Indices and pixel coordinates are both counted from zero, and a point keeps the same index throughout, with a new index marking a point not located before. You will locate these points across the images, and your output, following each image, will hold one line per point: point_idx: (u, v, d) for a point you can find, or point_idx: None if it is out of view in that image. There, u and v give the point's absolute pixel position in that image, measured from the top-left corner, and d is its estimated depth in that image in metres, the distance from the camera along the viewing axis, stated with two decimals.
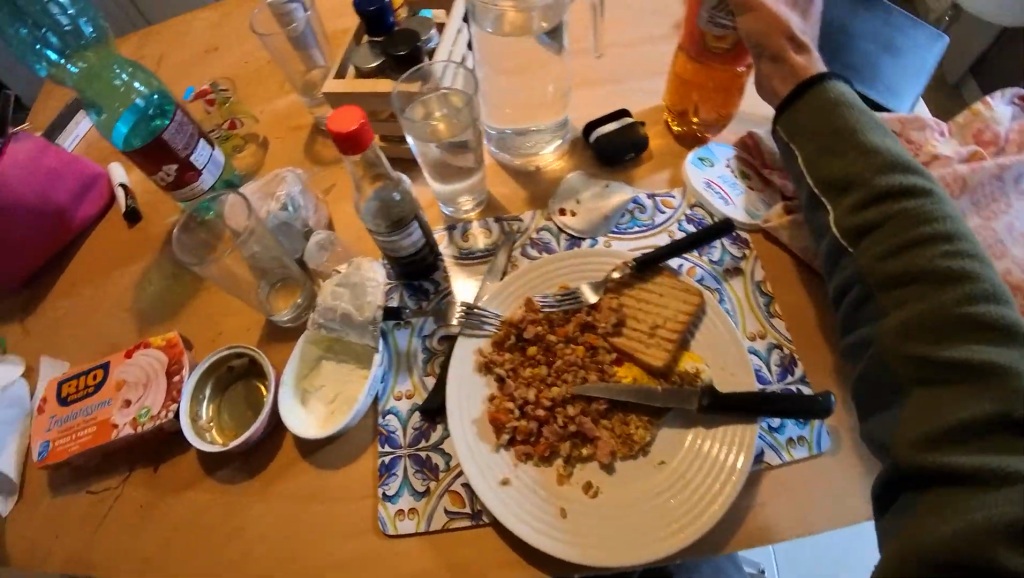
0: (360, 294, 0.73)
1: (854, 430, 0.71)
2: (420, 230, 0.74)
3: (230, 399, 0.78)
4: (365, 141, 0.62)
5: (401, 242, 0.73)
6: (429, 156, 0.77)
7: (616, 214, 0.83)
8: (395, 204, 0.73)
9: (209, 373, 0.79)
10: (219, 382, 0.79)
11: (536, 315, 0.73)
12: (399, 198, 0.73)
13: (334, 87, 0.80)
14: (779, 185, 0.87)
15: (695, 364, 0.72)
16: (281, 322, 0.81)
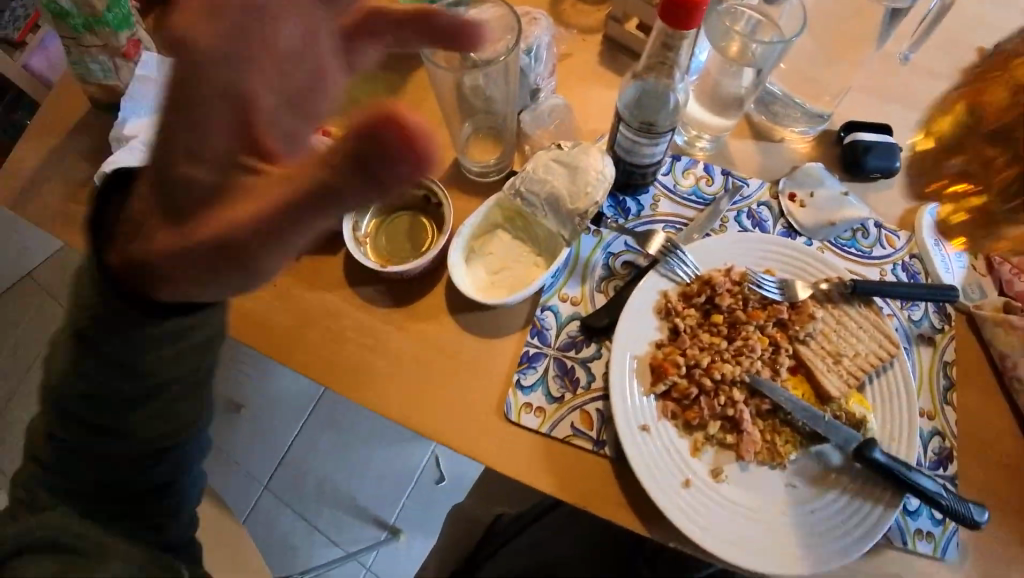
0: (579, 178, 0.67)
1: (980, 547, 0.68)
2: (666, 145, 0.67)
3: (393, 223, 0.75)
4: (692, 22, 0.56)
5: (643, 145, 0.66)
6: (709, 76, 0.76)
7: (842, 226, 0.78)
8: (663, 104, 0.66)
9: None
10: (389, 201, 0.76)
11: (736, 286, 0.69)
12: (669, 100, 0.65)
13: None
14: (1006, 279, 0.80)
15: (863, 410, 0.67)
16: (469, 169, 0.76)
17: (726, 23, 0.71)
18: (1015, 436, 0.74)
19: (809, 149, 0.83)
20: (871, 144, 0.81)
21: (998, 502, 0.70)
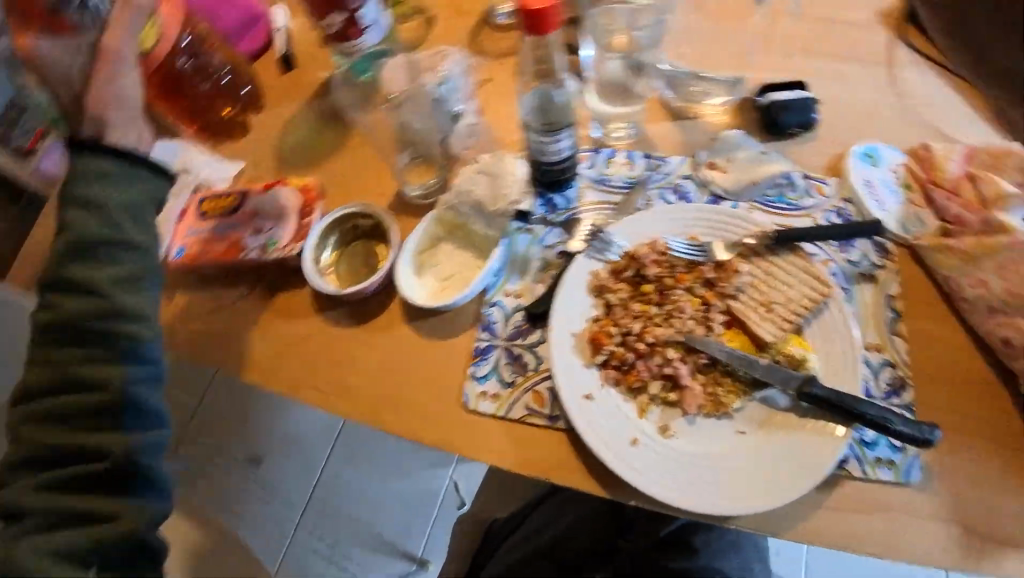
0: (499, 183, 0.76)
1: (948, 474, 0.69)
2: (570, 139, 0.75)
3: (352, 251, 0.85)
4: (545, 29, 0.64)
5: (549, 145, 0.74)
6: (602, 73, 0.85)
7: (766, 184, 0.80)
8: (556, 105, 0.74)
9: (336, 225, 0.85)
10: (346, 233, 0.85)
11: (660, 255, 0.74)
12: (561, 99, 0.74)
13: None
14: (941, 205, 0.81)
15: (803, 351, 0.70)
16: (410, 193, 0.85)
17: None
18: (977, 360, 0.74)
19: (728, 116, 0.85)
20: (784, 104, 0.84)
21: (970, 421, 0.71)
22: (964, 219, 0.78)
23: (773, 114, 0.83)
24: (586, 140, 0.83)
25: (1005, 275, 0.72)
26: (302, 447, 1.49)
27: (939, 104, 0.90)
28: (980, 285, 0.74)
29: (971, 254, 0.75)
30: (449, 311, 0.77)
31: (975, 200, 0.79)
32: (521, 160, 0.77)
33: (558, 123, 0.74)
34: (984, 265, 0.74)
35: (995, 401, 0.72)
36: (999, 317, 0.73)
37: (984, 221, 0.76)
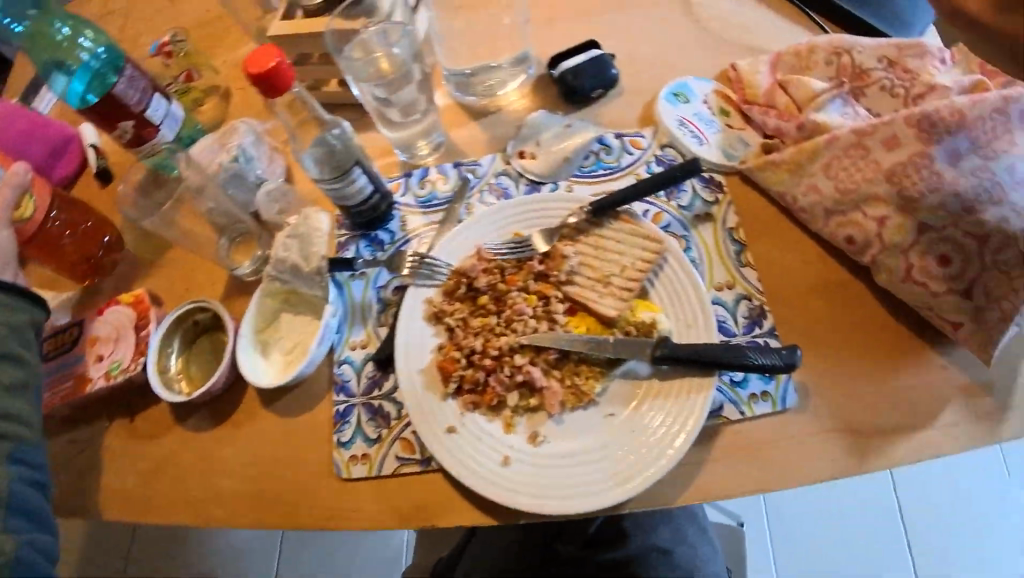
0: (307, 245, 0.74)
1: (821, 386, 0.70)
2: (365, 176, 0.75)
3: (200, 349, 0.81)
4: (281, 89, 0.66)
5: (346, 189, 0.74)
6: (377, 105, 0.80)
7: (579, 156, 0.80)
8: (337, 150, 0.74)
9: (176, 327, 0.81)
10: (187, 332, 0.81)
11: (487, 263, 0.72)
12: (337, 142, 0.74)
13: (280, 28, 0.81)
14: (759, 121, 0.80)
15: (652, 314, 0.69)
16: (242, 274, 0.83)
17: (359, 55, 0.77)
18: (829, 264, 0.74)
19: (526, 99, 0.85)
20: (574, 69, 0.83)
21: (831, 332, 0.72)
22: (782, 129, 0.77)
23: (569, 82, 0.83)
24: (396, 168, 0.84)
25: (834, 174, 0.71)
26: (251, 554, 1.49)
27: (742, 21, 0.90)
28: (812, 191, 0.72)
29: (797, 163, 0.73)
30: (305, 381, 0.75)
31: (788, 106, 0.78)
32: (322, 214, 0.77)
33: (344, 167, 0.73)
34: (813, 169, 0.72)
35: (852, 302, 0.72)
36: (839, 218, 0.71)
37: (800, 126, 0.75)
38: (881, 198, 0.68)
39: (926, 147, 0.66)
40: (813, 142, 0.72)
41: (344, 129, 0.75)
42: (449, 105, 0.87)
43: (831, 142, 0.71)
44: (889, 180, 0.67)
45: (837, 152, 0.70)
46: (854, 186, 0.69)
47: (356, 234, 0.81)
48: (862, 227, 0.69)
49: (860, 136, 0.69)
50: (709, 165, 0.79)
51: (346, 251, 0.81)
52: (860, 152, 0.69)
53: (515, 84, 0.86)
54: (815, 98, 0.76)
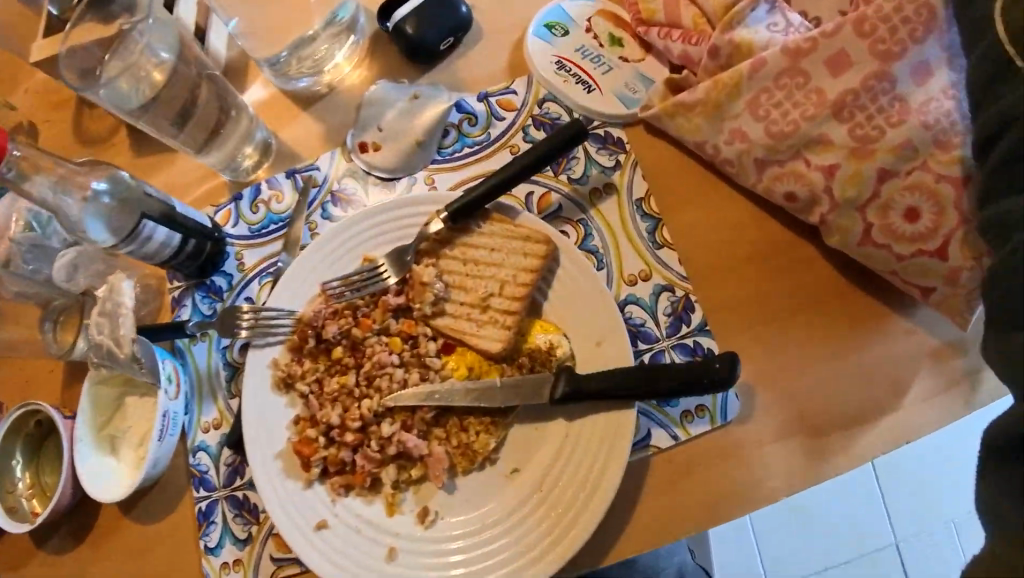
0: (115, 326, 0.60)
1: (772, 382, 0.56)
2: (162, 228, 0.59)
3: (51, 453, 0.68)
4: None
5: (146, 249, 0.58)
6: (173, 129, 0.61)
7: (435, 135, 0.63)
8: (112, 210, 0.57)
9: (12, 435, 0.66)
10: (30, 436, 0.67)
11: (335, 305, 0.57)
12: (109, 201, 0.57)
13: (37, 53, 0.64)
14: (661, 47, 0.61)
15: (547, 337, 0.54)
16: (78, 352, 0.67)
17: (123, 79, 0.58)
18: (763, 225, 0.59)
19: (362, 69, 0.69)
20: (413, 16, 0.64)
21: (773, 311, 0.58)
22: (691, 56, 0.59)
23: (410, 35, 0.64)
24: (224, 191, 0.69)
25: (761, 113, 0.54)
26: None
27: None
28: (737, 138, 0.55)
29: (715, 103, 0.55)
30: (163, 477, 0.62)
31: (696, 22, 0.59)
32: (126, 280, 0.61)
33: (123, 229, 0.57)
34: (735, 110, 0.55)
35: (795, 268, 0.58)
36: (774, 169, 0.54)
37: (714, 51, 0.56)
38: (828, 140, 0.52)
39: (884, 65, 0.50)
40: (733, 72, 0.54)
41: (109, 182, 0.57)
42: (272, 96, 0.71)
43: (757, 69, 0.53)
44: (837, 116, 0.51)
45: (769, 79, 0.53)
46: (790, 128, 0.53)
47: (192, 283, 0.67)
48: (805, 181, 0.53)
49: (791, 57, 0.52)
50: (604, 118, 0.62)
51: (182, 307, 0.67)
52: (795, 78, 0.52)
53: (344, 53, 0.69)
54: (730, 10, 0.56)
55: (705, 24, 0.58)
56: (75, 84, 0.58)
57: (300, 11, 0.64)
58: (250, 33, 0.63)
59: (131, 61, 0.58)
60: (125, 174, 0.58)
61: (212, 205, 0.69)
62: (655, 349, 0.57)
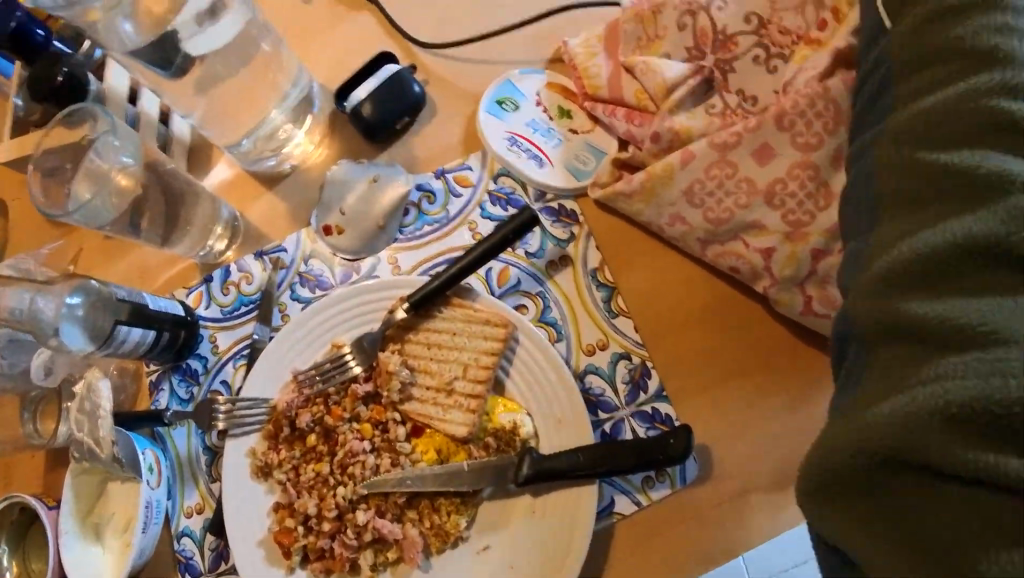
0: (93, 426, 0.62)
1: (729, 444, 0.59)
2: (138, 327, 0.61)
3: (38, 540, 0.68)
4: None
5: (123, 350, 0.61)
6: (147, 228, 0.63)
7: (396, 215, 0.64)
8: (85, 319, 0.59)
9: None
10: (16, 525, 0.68)
11: (307, 395, 0.59)
12: (83, 312, 0.59)
13: (3, 153, 0.67)
14: (606, 122, 0.64)
15: (511, 416, 0.56)
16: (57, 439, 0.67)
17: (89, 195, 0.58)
18: (710, 288, 0.63)
19: (325, 147, 0.69)
20: (369, 98, 0.64)
21: (724, 373, 0.61)
22: (635, 136, 0.62)
23: (365, 117, 0.64)
24: (196, 273, 0.70)
25: (697, 201, 0.59)
26: None
27: None
28: (677, 222, 0.61)
29: (658, 184, 0.60)
30: (150, 562, 0.64)
31: (638, 98, 0.63)
32: (103, 379, 0.64)
33: (98, 333, 0.59)
34: (670, 198, 0.60)
35: (744, 330, 0.61)
36: (716, 247, 0.60)
37: (655, 136, 0.60)
38: (762, 226, 0.58)
39: (805, 158, 0.57)
40: (664, 163, 0.59)
41: (81, 293, 0.59)
42: (238, 175, 0.70)
43: (686, 162, 0.59)
44: (769, 202, 0.58)
45: (700, 171, 0.59)
46: (726, 216, 0.59)
47: (168, 368, 0.68)
48: (744, 259, 0.59)
49: (719, 150, 0.58)
50: (557, 191, 0.64)
51: (160, 391, 0.68)
52: (724, 168, 0.58)
53: (304, 131, 0.69)
54: (670, 92, 0.61)
55: (647, 100, 0.63)
56: (44, 207, 0.58)
57: (254, 99, 0.62)
58: (213, 126, 0.63)
59: (100, 175, 0.59)
60: (93, 281, 0.60)
61: (183, 286, 0.70)
62: (616, 418, 0.60)
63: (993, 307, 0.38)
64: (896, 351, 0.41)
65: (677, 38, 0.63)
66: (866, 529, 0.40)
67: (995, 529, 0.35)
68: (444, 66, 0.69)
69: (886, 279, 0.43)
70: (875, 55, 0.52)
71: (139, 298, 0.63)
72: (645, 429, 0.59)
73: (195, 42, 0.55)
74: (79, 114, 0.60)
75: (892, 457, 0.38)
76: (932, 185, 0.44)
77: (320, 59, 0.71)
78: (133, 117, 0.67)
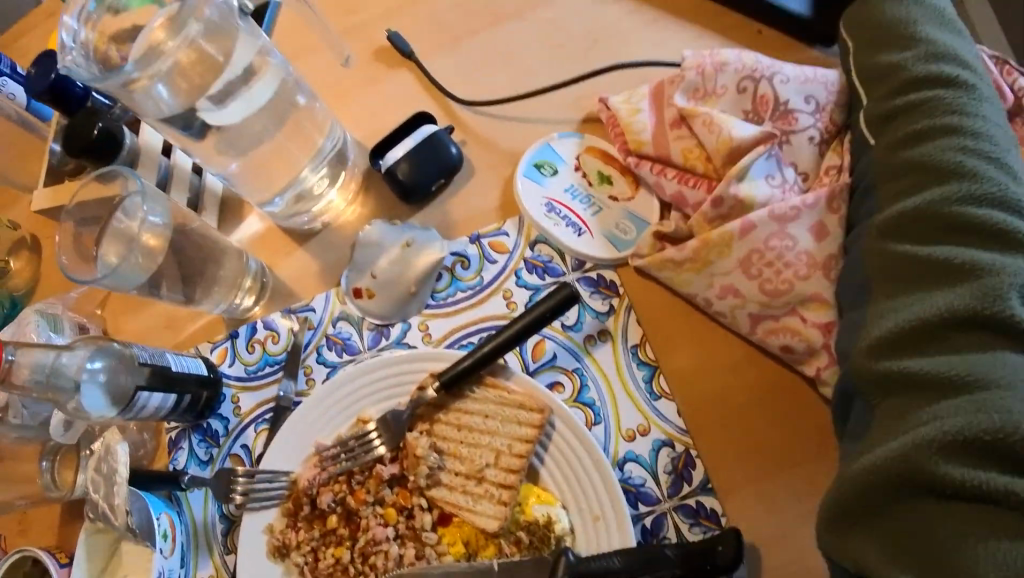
0: (109, 489, 0.60)
1: (786, 549, 0.53)
2: (157, 393, 0.59)
3: None
4: None
5: (142, 416, 0.59)
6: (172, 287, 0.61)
7: (428, 280, 0.62)
8: (105, 384, 0.57)
9: None
10: (28, 577, 0.65)
11: (330, 473, 0.56)
12: (103, 377, 0.57)
13: (40, 204, 0.67)
14: (653, 181, 0.61)
15: (546, 510, 0.52)
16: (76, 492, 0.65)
17: (115, 258, 0.57)
18: (763, 372, 0.58)
19: (358, 203, 0.67)
20: (406, 158, 0.62)
21: (777, 466, 0.55)
22: (686, 197, 0.59)
23: (402, 180, 0.62)
24: (221, 327, 0.68)
25: (751, 272, 0.55)
26: None
27: (629, 48, 0.69)
28: (727, 294, 0.57)
29: (711, 257, 0.56)
30: None
31: (688, 154, 0.60)
32: (121, 442, 0.62)
33: (118, 396, 0.57)
34: (725, 266, 0.56)
35: (800, 421, 0.56)
36: (768, 322, 0.56)
37: (717, 202, 0.56)
38: (821, 299, 0.54)
39: None
40: (723, 230, 0.56)
41: (102, 356, 0.58)
42: (269, 229, 0.69)
43: (746, 232, 0.55)
44: (828, 277, 0.54)
45: (759, 241, 0.55)
46: (783, 288, 0.54)
47: (188, 427, 0.66)
48: (800, 336, 0.55)
49: (778, 222, 0.55)
50: (597, 261, 0.61)
51: (179, 450, 0.66)
52: (782, 240, 0.55)
53: (338, 188, 0.67)
54: (736, 154, 0.57)
55: (696, 158, 0.59)
56: (73, 274, 0.56)
57: (287, 158, 0.61)
58: (244, 184, 0.61)
59: (128, 235, 0.58)
60: (115, 345, 0.58)
61: (208, 340, 0.68)
62: (657, 512, 0.55)
63: (979, 360, 0.41)
64: (894, 400, 0.43)
65: (733, 100, 0.61)
66: (882, 557, 0.40)
67: (991, 533, 0.36)
68: (485, 124, 0.67)
69: (885, 344, 0.44)
70: (862, 162, 0.54)
71: (161, 358, 0.61)
72: (689, 526, 0.54)
73: (213, 113, 0.54)
74: (110, 174, 0.59)
75: (916, 488, 0.39)
76: (923, 279, 0.45)
77: (358, 113, 0.70)
78: (167, 170, 0.66)
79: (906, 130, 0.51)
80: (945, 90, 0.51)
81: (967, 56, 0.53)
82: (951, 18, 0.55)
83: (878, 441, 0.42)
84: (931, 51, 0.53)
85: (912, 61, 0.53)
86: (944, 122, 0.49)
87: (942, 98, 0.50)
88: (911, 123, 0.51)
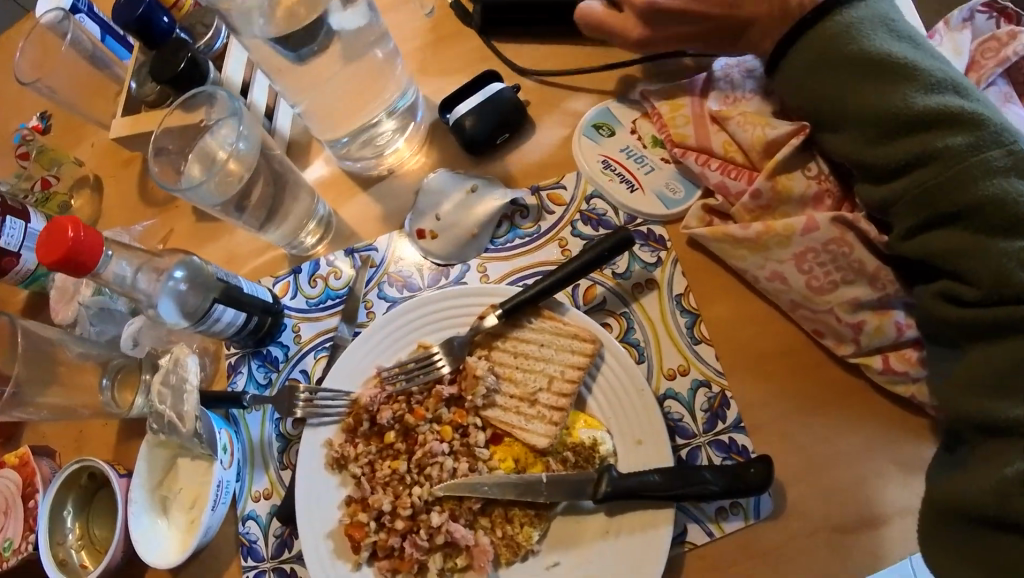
0: (179, 402, 0.64)
1: (809, 491, 0.58)
2: (229, 309, 0.63)
3: (104, 506, 0.69)
4: (89, 265, 0.52)
5: (212, 329, 0.63)
6: (247, 213, 0.65)
7: (489, 225, 0.66)
8: (185, 293, 0.62)
9: (66, 489, 0.68)
10: (84, 489, 0.69)
11: (390, 392, 0.60)
12: (183, 287, 0.62)
13: (118, 129, 0.71)
14: (697, 171, 0.64)
15: (591, 432, 0.57)
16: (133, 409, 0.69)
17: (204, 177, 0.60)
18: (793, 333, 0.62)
19: (421, 156, 0.72)
20: (471, 114, 0.67)
21: (801, 409, 0.60)
22: (728, 188, 0.62)
23: (468, 130, 0.67)
24: (285, 263, 0.73)
25: (806, 267, 0.58)
26: None
27: None
28: (777, 278, 0.60)
29: (761, 244, 0.59)
30: (212, 541, 0.65)
31: (726, 149, 0.63)
32: (191, 356, 0.66)
33: (191, 311, 0.61)
34: (780, 255, 0.59)
35: (823, 376, 0.61)
36: (805, 313, 0.60)
37: (755, 194, 0.60)
38: (859, 304, 0.57)
39: None
40: (786, 222, 0.58)
41: (184, 269, 0.62)
42: (335, 173, 0.74)
43: (808, 229, 0.57)
44: (871, 284, 0.56)
45: (817, 241, 0.57)
46: (827, 288, 0.58)
47: (248, 352, 0.70)
48: (831, 328, 0.58)
49: (842, 227, 0.56)
50: (645, 217, 0.66)
51: (238, 374, 0.70)
52: (842, 246, 0.57)
53: (405, 138, 0.72)
54: (773, 149, 0.60)
55: (736, 152, 0.62)
56: (160, 180, 0.62)
57: (363, 103, 0.65)
58: (318, 121, 0.66)
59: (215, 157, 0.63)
60: (194, 259, 0.63)
61: (271, 275, 0.72)
62: (693, 445, 0.59)
63: None
64: (977, 411, 0.46)
65: (760, 102, 0.63)
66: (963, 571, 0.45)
67: None
68: (544, 93, 0.72)
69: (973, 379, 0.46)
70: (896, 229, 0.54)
71: (234, 281, 0.67)
72: (721, 459, 0.59)
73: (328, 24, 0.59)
74: (200, 99, 0.65)
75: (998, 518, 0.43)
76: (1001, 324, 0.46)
77: (426, 76, 0.75)
78: None
79: (913, 219, 0.50)
80: (937, 161, 0.48)
81: (935, 95, 0.49)
82: (876, 65, 0.51)
83: (971, 475, 0.46)
84: (889, 123, 0.50)
85: (876, 143, 0.51)
86: (935, 205, 0.48)
87: (920, 180, 0.49)
88: (914, 208, 0.50)
